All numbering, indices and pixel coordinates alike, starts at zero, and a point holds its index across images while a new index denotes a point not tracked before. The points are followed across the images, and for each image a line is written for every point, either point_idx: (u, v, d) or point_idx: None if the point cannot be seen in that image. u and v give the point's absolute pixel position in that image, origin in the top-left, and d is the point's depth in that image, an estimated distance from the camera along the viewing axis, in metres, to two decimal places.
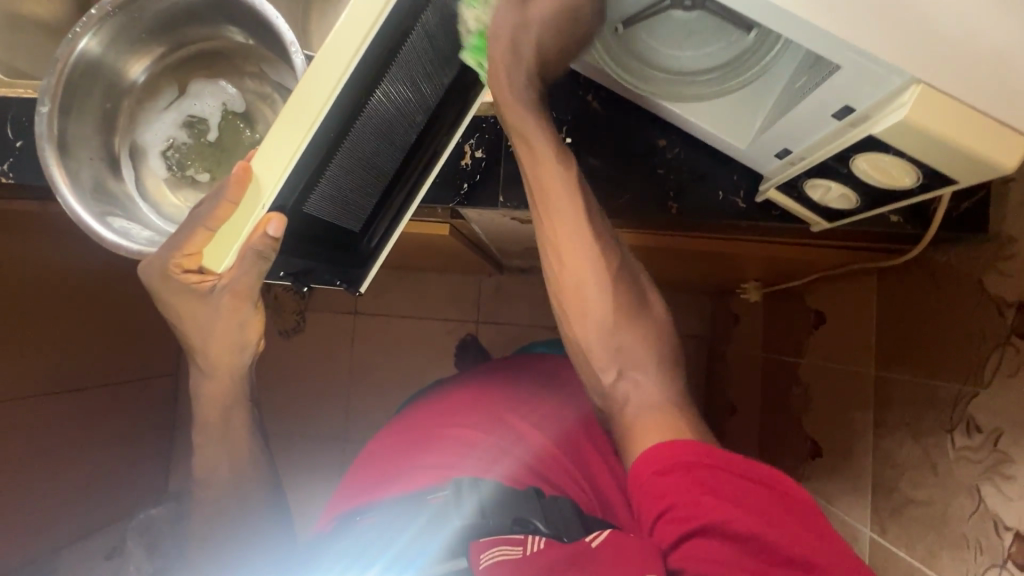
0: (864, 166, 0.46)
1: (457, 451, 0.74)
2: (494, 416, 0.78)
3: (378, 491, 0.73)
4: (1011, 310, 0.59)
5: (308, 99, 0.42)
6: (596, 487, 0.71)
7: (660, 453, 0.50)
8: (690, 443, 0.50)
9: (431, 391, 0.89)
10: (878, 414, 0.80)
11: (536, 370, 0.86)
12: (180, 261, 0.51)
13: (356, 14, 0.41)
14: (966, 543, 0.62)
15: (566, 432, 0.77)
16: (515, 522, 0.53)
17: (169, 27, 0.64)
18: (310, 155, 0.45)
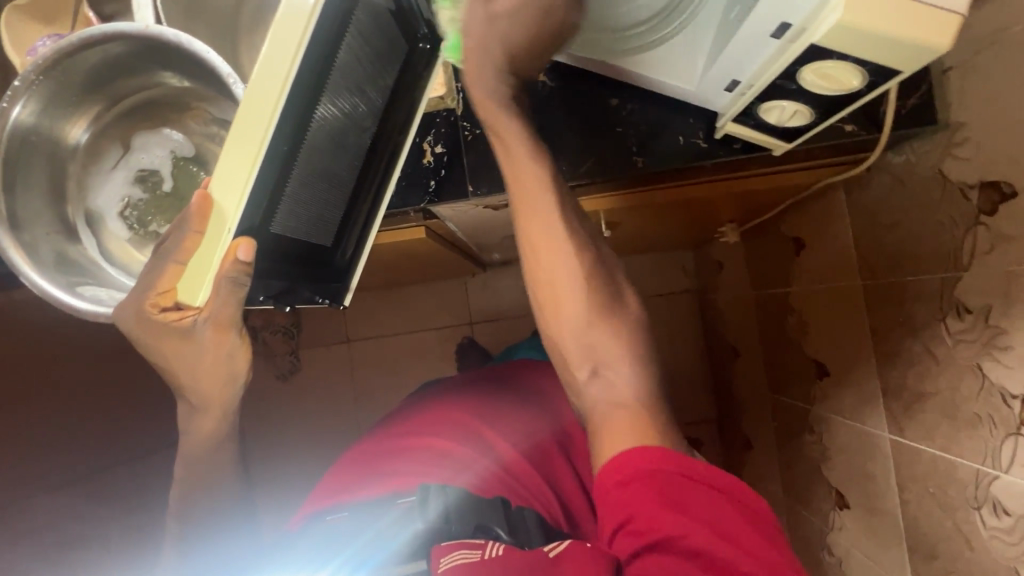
0: (811, 77, 0.47)
1: (433, 457, 0.76)
2: (471, 424, 0.81)
3: (350, 492, 0.75)
4: (975, 192, 0.61)
5: (254, 116, 0.41)
6: (568, 494, 0.72)
7: (621, 461, 0.50)
8: (647, 450, 0.50)
9: (415, 404, 0.91)
10: (871, 320, 0.82)
11: (518, 390, 0.89)
12: (156, 299, 0.50)
13: (287, 23, 0.40)
14: (981, 420, 0.64)
15: (544, 440, 0.78)
16: (477, 529, 0.55)
17: (100, 84, 0.62)
18: (267, 172, 0.44)
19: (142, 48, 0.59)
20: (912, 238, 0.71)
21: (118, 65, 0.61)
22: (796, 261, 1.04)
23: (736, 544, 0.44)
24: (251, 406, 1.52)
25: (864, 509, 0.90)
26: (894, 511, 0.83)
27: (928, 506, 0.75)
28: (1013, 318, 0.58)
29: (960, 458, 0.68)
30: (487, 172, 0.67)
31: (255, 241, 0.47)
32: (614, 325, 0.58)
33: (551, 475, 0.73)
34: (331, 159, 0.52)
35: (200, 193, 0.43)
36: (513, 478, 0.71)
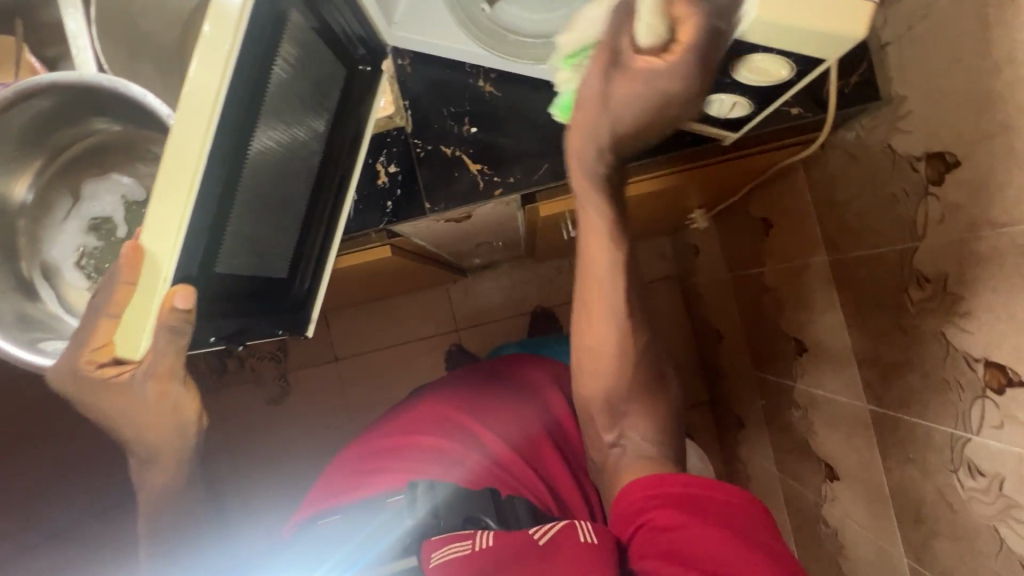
0: (746, 74, 0.47)
1: (426, 454, 0.75)
2: (462, 421, 0.80)
3: (344, 495, 0.75)
4: (922, 163, 0.62)
5: (179, 159, 0.40)
6: (559, 487, 0.72)
7: (653, 480, 0.54)
8: (676, 475, 0.54)
9: (408, 400, 0.91)
10: (841, 294, 0.83)
11: (511, 381, 0.88)
12: (91, 356, 0.51)
13: (205, 62, 0.40)
14: (949, 385, 0.65)
15: (534, 433, 0.78)
16: (466, 520, 0.58)
17: (40, 137, 0.62)
18: (201, 213, 0.43)
19: (77, 97, 0.58)
20: (871, 212, 0.72)
21: (56, 116, 0.60)
22: (766, 241, 1.05)
23: (743, 541, 0.46)
24: (245, 433, 1.51)
25: (852, 480, 0.92)
26: (880, 480, 0.84)
27: (911, 473, 0.76)
28: (969, 283, 0.59)
29: (935, 423, 0.69)
30: (442, 188, 0.67)
31: (194, 289, 0.45)
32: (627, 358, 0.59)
33: (541, 469, 0.73)
34: (272, 190, 0.52)
35: (129, 245, 0.42)
36: (505, 472, 0.71)
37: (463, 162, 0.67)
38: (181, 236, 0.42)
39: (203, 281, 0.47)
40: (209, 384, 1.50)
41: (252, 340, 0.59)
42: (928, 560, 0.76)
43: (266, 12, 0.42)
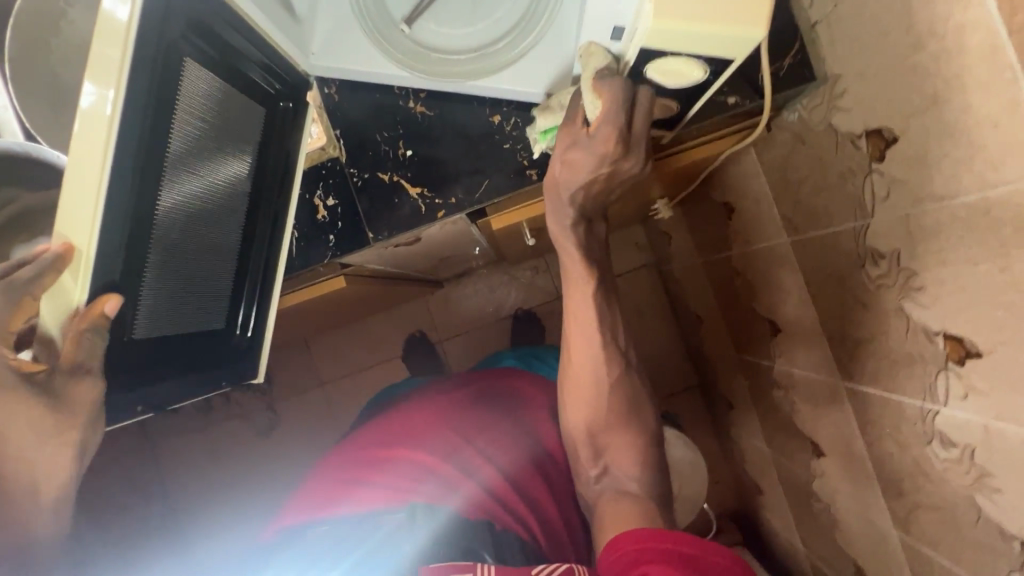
0: (656, 75, 0.45)
1: (417, 473, 0.73)
2: (456, 440, 0.78)
3: (331, 507, 0.73)
4: (863, 141, 0.61)
5: (70, 229, 0.39)
6: (550, 517, 0.70)
7: (645, 535, 0.49)
8: (669, 531, 0.49)
9: (396, 406, 0.89)
10: (805, 275, 0.82)
11: (503, 397, 0.86)
12: None
13: (86, 127, 0.38)
14: (914, 359, 0.65)
15: (528, 462, 0.76)
16: (464, 553, 0.57)
17: None
18: (105, 281, 0.42)
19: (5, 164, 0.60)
20: (822, 192, 0.72)
21: None
22: (730, 225, 1.04)
23: None
24: (235, 469, 1.47)
25: (837, 456, 0.91)
26: (863, 454, 0.83)
27: (889, 447, 0.75)
28: (920, 258, 0.58)
29: (905, 397, 0.68)
30: (384, 215, 0.65)
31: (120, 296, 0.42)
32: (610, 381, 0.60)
33: (533, 498, 0.72)
34: (195, 246, 0.50)
35: (60, 245, 0.39)
36: (500, 500, 0.69)
37: (403, 187, 0.65)
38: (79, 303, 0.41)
39: (120, 348, 0.45)
40: (195, 423, 1.48)
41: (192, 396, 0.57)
42: (915, 531, 0.76)
43: (156, 67, 0.41)
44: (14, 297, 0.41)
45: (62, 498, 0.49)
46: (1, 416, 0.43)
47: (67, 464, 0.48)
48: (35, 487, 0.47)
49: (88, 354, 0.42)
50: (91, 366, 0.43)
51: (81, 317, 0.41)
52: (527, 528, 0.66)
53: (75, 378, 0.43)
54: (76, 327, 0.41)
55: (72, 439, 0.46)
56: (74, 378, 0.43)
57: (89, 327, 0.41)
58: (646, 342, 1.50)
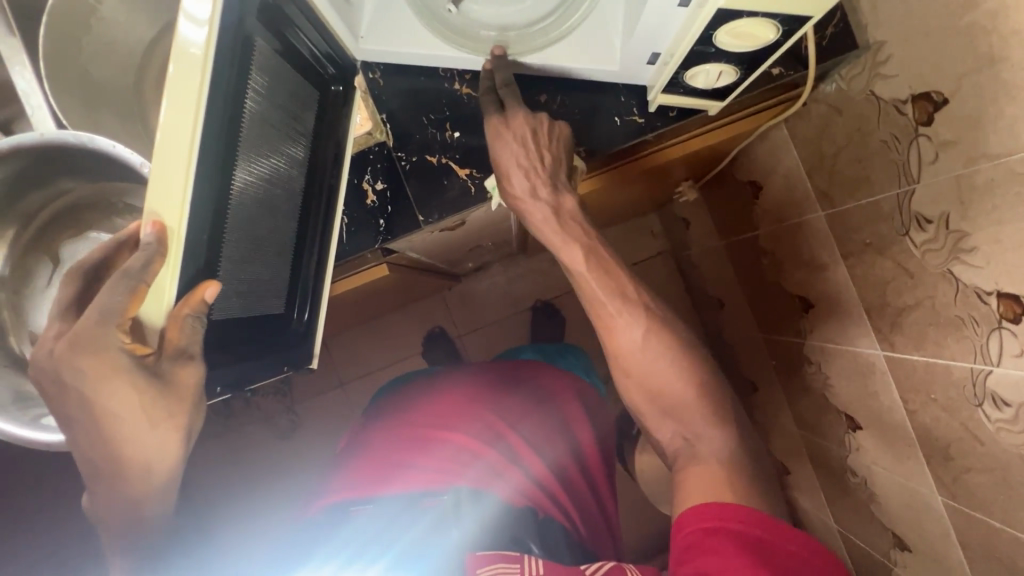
0: (727, 39, 0.47)
1: (462, 456, 0.69)
2: (499, 424, 0.74)
3: (373, 486, 0.69)
4: (908, 106, 0.62)
5: (161, 212, 0.39)
6: (589, 508, 0.71)
7: (715, 509, 0.47)
8: (741, 506, 0.47)
9: (431, 387, 0.84)
10: (840, 247, 0.83)
11: (540, 385, 0.82)
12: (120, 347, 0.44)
13: (175, 108, 0.38)
14: (963, 321, 0.65)
15: (568, 455, 0.74)
16: (512, 541, 0.57)
17: (9, 205, 0.60)
18: (190, 263, 0.42)
19: (42, 157, 0.57)
20: (860, 162, 0.73)
21: (20, 179, 0.59)
22: (757, 204, 1.05)
23: None
24: (256, 474, 1.44)
25: (874, 428, 0.91)
26: (903, 424, 0.82)
27: (935, 413, 0.75)
28: (972, 217, 0.59)
29: (951, 362, 0.68)
30: (434, 198, 0.66)
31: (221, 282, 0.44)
32: (668, 353, 0.59)
33: (574, 491, 0.71)
34: (260, 229, 0.50)
35: (153, 225, 0.39)
36: (547, 493, 0.68)
37: (452, 169, 0.66)
38: (173, 293, 0.41)
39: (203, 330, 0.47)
40: (215, 427, 1.44)
41: (260, 380, 0.59)
42: (963, 496, 0.74)
43: (234, 40, 0.41)
44: (126, 287, 0.41)
45: (169, 482, 0.49)
46: (113, 398, 0.44)
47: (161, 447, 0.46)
48: (145, 470, 0.48)
49: (190, 337, 0.43)
50: (194, 349, 0.44)
51: (181, 303, 0.42)
52: (569, 518, 0.66)
53: (181, 362, 0.44)
54: (179, 312, 0.42)
55: (179, 421, 0.47)
56: (180, 362, 0.44)
57: (191, 311, 0.42)
58: None
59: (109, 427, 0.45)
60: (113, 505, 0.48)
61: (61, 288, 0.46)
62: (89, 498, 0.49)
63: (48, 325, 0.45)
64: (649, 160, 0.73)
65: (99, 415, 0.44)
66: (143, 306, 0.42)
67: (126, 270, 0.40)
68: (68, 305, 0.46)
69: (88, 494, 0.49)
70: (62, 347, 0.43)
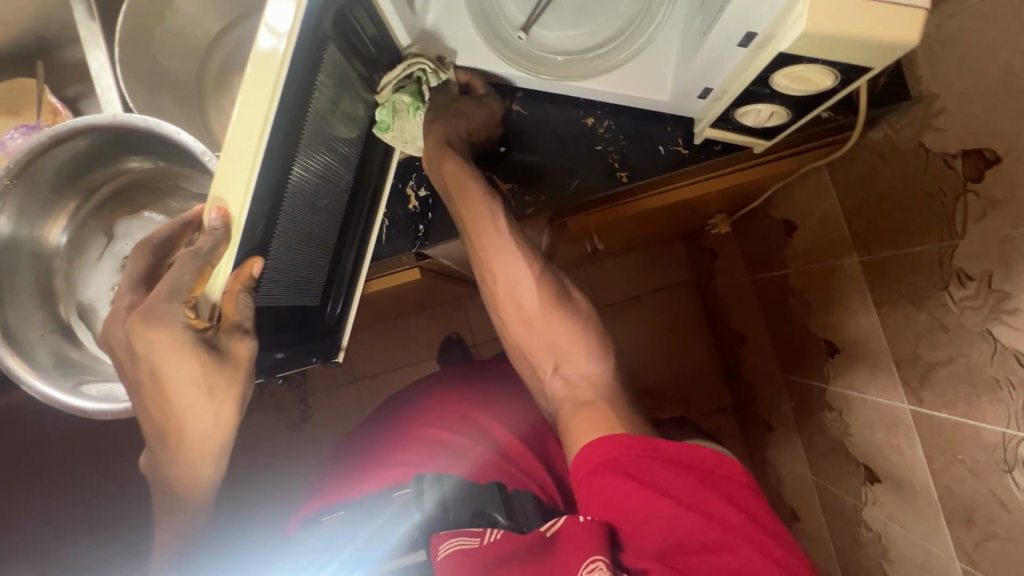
0: (784, 81, 0.47)
1: (425, 452, 0.72)
2: (465, 412, 0.77)
3: (345, 492, 0.72)
4: (958, 160, 0.62)
5: (226, 201, 0.41)
6: (565, 477, 0.69)
7: (590, 451, 0.50)
8: (616, 437, 0.50)
9: (398, 396, 0.86)
10: (873, 294, 0.82)
11: (499, 372, 0.84)
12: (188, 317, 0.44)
13: (249, 102, 0.39)
14: (999, 383, 0.63)
15: (535, 424, 0.75)
16: (474, 515, 0.52)
17: (72, 181, 0.64)
18: (245, 251, 0.43)
19: (112, 136, 0.60)
20: (902, 210, 0.72)
21: (87, 156, 0.62)
22: (789, 243, 1.04)
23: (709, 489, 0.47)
24: (262, 460, 1.45)
25: (894, 483, 0.88)
26: (926, 482, 0.80)
27: (960, 474, 0.73)
28: (1016, 279, 0.58)
29: (983, 423, 0.67)
30: None
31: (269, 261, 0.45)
32: None
33: (545, 458, 0.71)
34: (309, 222, 0.52)
35: (218, 212, 0.41)
36: (509, 463, 0.69)
37: (494, 182, 0.68)
38: (226, 270, 0.43)
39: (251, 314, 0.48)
40: None
41: (286, 368, 0.61)
42: (983, 562, 0.72)
43: (309, 42, 0.43)
44: (186, 268, 0.43)
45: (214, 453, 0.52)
46: (165, 371, 0.46)
47: (211, 413, 0.49)
48: (201, 439, 0.50)
49: (243, 312, 0.45)
50: (248, 325, 0.46)
51: (234, 278, 0.43)
52: (540, 488, 0.65)
53: (236, 336, 0.46)
54: (232, 287, 0.44)
55: (234, 395, 0.49)
56: (236, 336, 0.46)
57: (242, 287, 0.44)
58: (685, 360, 1.48)
59: (168, 396, 0.47)
60: (171, 470, 0.51)
61: (136, 263, 0.48)
62: (150, 458, 0.53)
63: None
64: (687, 190, 0.74)
65: (159, 383, 0.47)
66: (209, 285, 0.44)
67: (190, 253, 0.42)
68: (141, 280, 0.48)
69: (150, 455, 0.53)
70: (135, 318, 0.44)
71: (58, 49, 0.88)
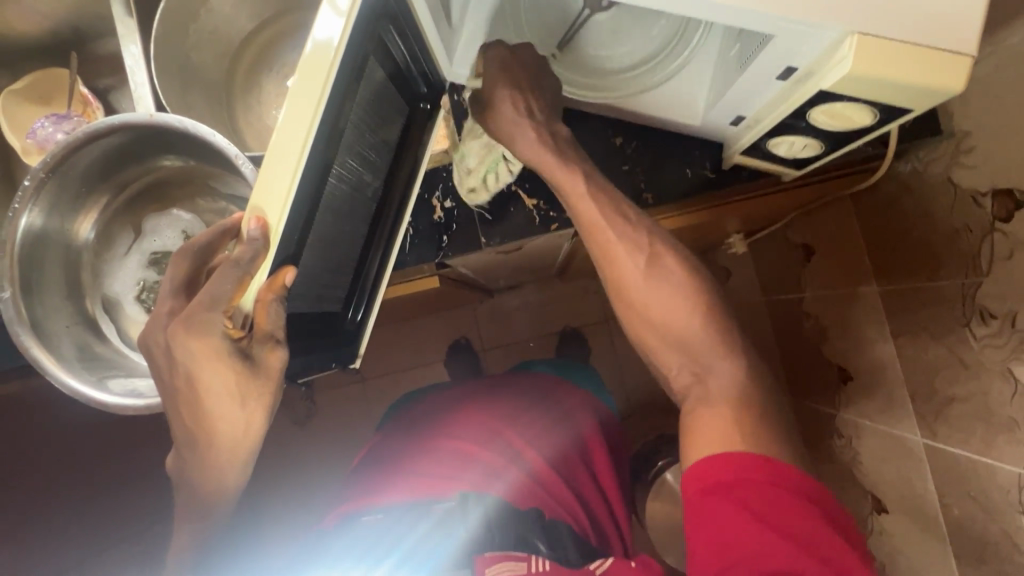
0: (821, 117, 0.47)
1: (459, 462, 0.72)
2: (500, 427, 0.76)
3: (377, 493, 0.72)
4: (988, 199, 0.62)
5: (263, 210, 0.41)
6: (596, 511, 0.71)
7: (710, 465, 0.49)
8: (738, 456, 0.48)
9: (431, 401, 0.87)
10: (893, 324, 0.81)
11: (533, 387, 0.83)
12: (227, 325, 0.44)
13: (292, 114, 0.40)
14: (1016, 425, 0.63)
15: (568, 447, 0.75)
16: (518, 540, 0.59)
17: (105, 176, 0.65)
18: (279, 259, 0.44)
19: (150, 134, 0.61)
20: (929, 243, 0.72)
21: (124, 153, 0.63)
22: (806, 267, 1.04)
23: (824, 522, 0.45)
24: (266, 453, 1.46)
25: (902, 514, 0.87)
26: (936, 516, 0.79)
27: (973, 511, 0.72)
28: None
29: (997, 463, 0.66)
30: (497, 223, 0.68)
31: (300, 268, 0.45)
32: None
33: (577, 488, 0.71)
34: (340, 227, 0.52)
35: (257, 222, 0.41)
36: (545, 489, 0.69)
37: (519, 197, 0.68)
38: (261, 279, 0.43)
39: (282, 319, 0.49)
40: None
41: (308, 370, 0.61)
42: None
43: (352, 57, 0.43)
44: (226, 276, 0.43)
45: None
46: (199, 374, 0.46)
47: (237, 421, 0.49)
48: (233, 443, 0.50)
49: (275, 322, 0.46)
50: (280, 333, 0.47)
51: (267, 287, 0.44)
52: (573, 518, 0.67)
53: (269, 346, 0.47)
54: (265, 296, 0.44)
55: (264, 403, 0.49)
56: (268, 345, 0.47)
57: (275, 296, 0.45)
58: None
59: (195, 398, 0.47)
60: (198, 474, 0.51)
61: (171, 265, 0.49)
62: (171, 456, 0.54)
63: None
64: (708, 212, 0.74)
65: (185, 383, 0.47)
66: (245, 296, 0.44)
67: (227, 259, 0.43)
68: (178, 285, 0.49)
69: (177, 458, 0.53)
70: (175, 325, 0.45)
71: (92, 41, 0.89)
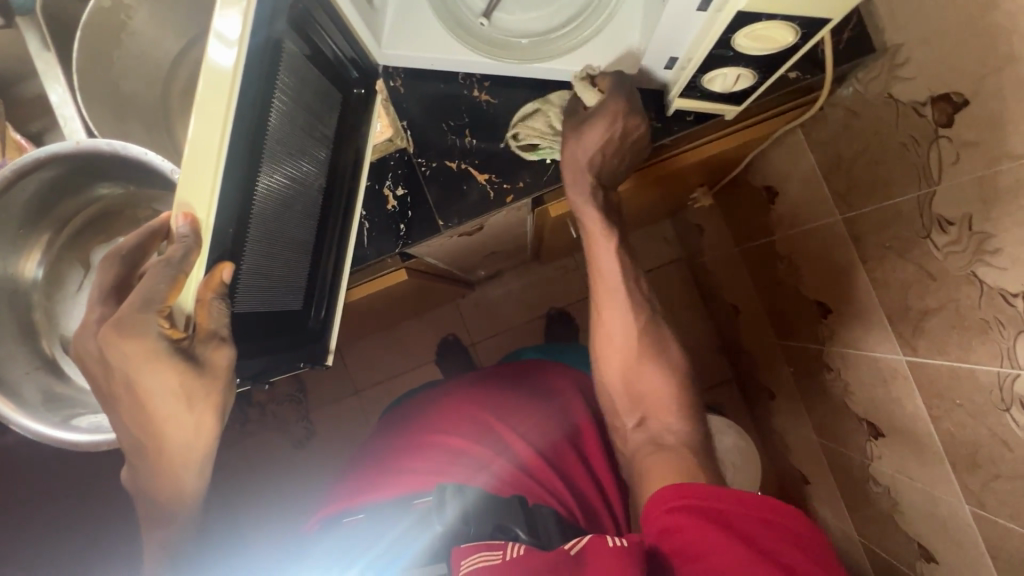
0: (744, 41, 0.47)
1: (449, 457, 0.71)
2: (492, 423, 0.75)
3: (363, 496, 0.72)
4: (928, 108, 0.63)
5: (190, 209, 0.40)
6: (584, 492, 0.69)
7: (688, 489, 0.50)
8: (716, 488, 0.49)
9: (422, 397, 0.87)
10: (859, 250, 0.82)
11: (527, 381, 0.83)
12: (163, 325, 0.44)
13: (205, 107, 0.39)
14: (989, 323, 0.63)
15: (561, 441, 0.74)
16: (496, 529, 0.55)
17: (42, 212, 0.63)
18: (214, 258, 0.42)
19: (80, 163, 0.59)
20: (880, 162, 0.72)
21: (59, 186, 0.61)
22: (773, 210, 1.05)
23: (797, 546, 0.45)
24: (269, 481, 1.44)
25: (897, 434, 0.88)
26: (928, 429, 0.80)
27: (960, 419, 0.73)
28: (995, 217, 0.58)
29: (976, 366, 0.67)
30: (454, 204, 0.68)
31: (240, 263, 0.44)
32: None
33: (567, 474, 0.70)
34: (284, 226, 0.51)
35: (186, 219, 0.40)
36: (535, 481, 0.68)
37: (471, 174, 0.67)
38: (198, 276, 0.42)
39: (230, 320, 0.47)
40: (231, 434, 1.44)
41: (276, 373, 0.61)
42: (991, 504, 0.72)
43: (264, 45, 0.42)
44: (166, 276, 0.42)
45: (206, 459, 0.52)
46: (154, 377, 0.45)
47: (200, 424, 0.50)
48: (186, 447, 0.50)
49: (218, 321, 0.44)
50: (224, 332, 0.45)
51: (205, 285, 0.43)
52: (562, 505, 0.65)
53: (213, 345, 0.45)
54: (204, 295, 0.43)
55: (214, 402, 0.49)
56: (213, 345, 0.45)
57: (215, 294, 0.43)
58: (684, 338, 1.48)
59: (154, 407, 0.47)
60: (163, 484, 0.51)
61: (116, 284, 0.48)
62: (150, 480, 0.52)
63: (96, 320, 0.47)
64: (664, 166, 0.74)
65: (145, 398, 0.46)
66: (182, 294, 0.43)
67: (164, 262, 0.42)
68: (111, 292, 0.48)
69: (154, 482, 0.52)
70: (106, 329, 0.44)
71: (17, 85, 0.86)
